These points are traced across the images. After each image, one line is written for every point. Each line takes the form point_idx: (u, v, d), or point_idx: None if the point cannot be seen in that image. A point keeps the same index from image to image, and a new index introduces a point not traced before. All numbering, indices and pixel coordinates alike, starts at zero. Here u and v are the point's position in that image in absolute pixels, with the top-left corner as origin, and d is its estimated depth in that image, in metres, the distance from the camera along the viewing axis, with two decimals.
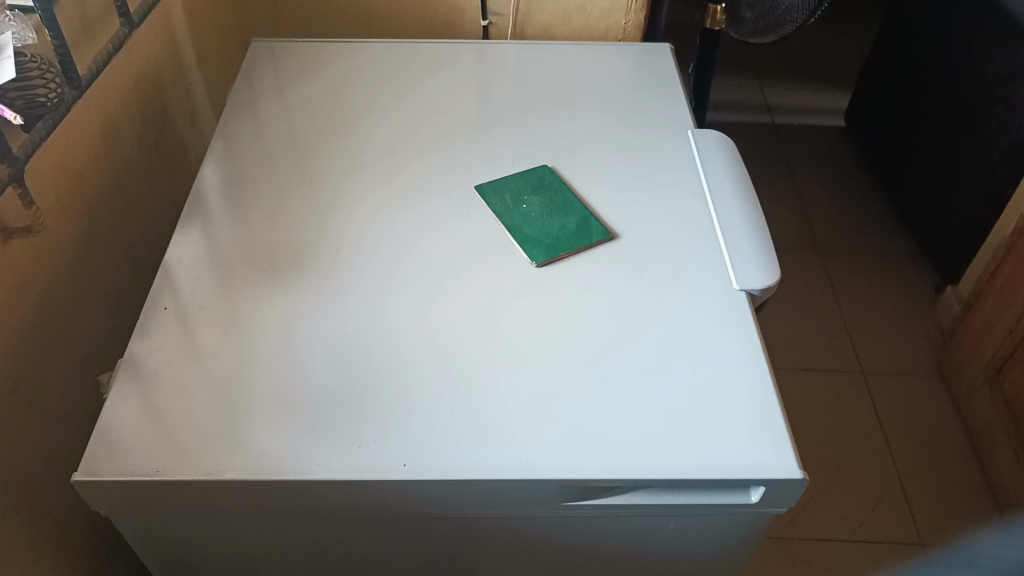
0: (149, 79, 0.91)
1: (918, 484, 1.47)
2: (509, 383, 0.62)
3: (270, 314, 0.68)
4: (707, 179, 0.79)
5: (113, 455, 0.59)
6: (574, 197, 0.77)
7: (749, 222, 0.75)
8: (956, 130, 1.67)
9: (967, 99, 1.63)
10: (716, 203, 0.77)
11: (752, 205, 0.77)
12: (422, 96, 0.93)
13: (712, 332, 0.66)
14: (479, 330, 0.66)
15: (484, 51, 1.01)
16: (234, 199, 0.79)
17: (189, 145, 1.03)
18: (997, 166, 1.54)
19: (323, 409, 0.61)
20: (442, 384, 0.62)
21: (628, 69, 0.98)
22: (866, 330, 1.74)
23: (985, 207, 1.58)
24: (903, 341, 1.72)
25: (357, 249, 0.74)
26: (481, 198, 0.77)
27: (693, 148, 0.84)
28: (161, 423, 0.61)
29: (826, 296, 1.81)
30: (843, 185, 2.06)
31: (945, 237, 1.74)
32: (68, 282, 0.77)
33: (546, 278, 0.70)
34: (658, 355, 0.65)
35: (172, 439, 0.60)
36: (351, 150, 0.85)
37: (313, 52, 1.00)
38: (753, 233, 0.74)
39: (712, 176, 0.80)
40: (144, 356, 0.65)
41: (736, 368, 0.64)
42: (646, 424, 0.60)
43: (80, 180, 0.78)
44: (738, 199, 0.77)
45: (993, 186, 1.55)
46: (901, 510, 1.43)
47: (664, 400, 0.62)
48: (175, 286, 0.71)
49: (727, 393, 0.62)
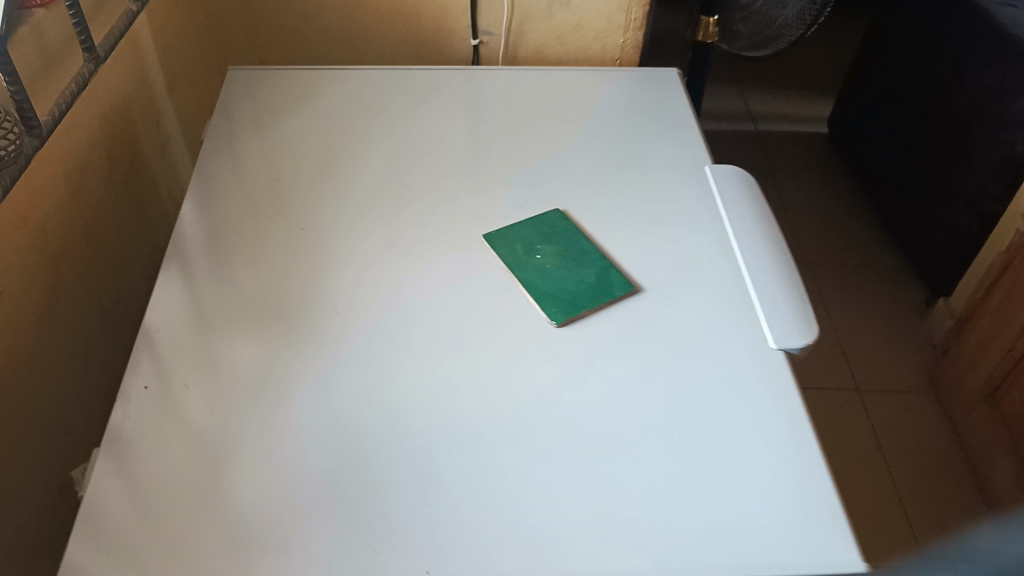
0: (116, 114, 0.82)
1: (918, 503, 1.43)
2: (533, 467, 0.56)
3: (264, 390, 0.61)
4: (731, 221, 0.74)
5: (90, 567, 0.51)
6: (591, 244, 0.71)
7: (779, 270, 0.70)
8: (946, 143, 1.65)
9: (956, 112, 1.61)
10: (743, 248, 0.72)
11: (781, 249, 0.72)
12: (415, 130, 0.87)
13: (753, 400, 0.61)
14: (499, 403, 0.60)
15: (479, 78, 0.95)
16: (217, 253, 0.72)
17: (161, 179, 0.95)
18: (987, 182, 1.51)
19: (329, 505, 0.54)
20: (461, 471, 0.56)
21: (633, 97, 0.92)
22: (860, 346, 1.71)
23: (976, 223, 1.56)
24: (896, 356, 1.69)
25: (356, 310, 0.67)
26: (491, 248, 0.71)
27: (712, 186, 0.78)
28: (144, 530, 0.53)
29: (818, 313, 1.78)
30: (828, 197, 2.04)
31: (936, 250, 1.72)
32: (30, 347, 0.69)
33: (568, 340, 0.64)
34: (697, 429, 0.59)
35: (156, 548, 0.52)
36: (342, 194, 0.78)
37: (296, 81, 0.93)
38: (785, 283, 0.69)
39: (736, 218, 0.74)
40: (123, 447, 0.58)
41: (782, 442, 0.59)
42: (690, 513, 0.54)
43: (41, 233, 0.70)
44: (766, 243, 0.72)
45: (984, 201, 1.52)
46: (904, 534, 1.38)
47: (707, 482, 0.56)
48: (156, 358, 0.63)
49: (776, 473, 0.57)
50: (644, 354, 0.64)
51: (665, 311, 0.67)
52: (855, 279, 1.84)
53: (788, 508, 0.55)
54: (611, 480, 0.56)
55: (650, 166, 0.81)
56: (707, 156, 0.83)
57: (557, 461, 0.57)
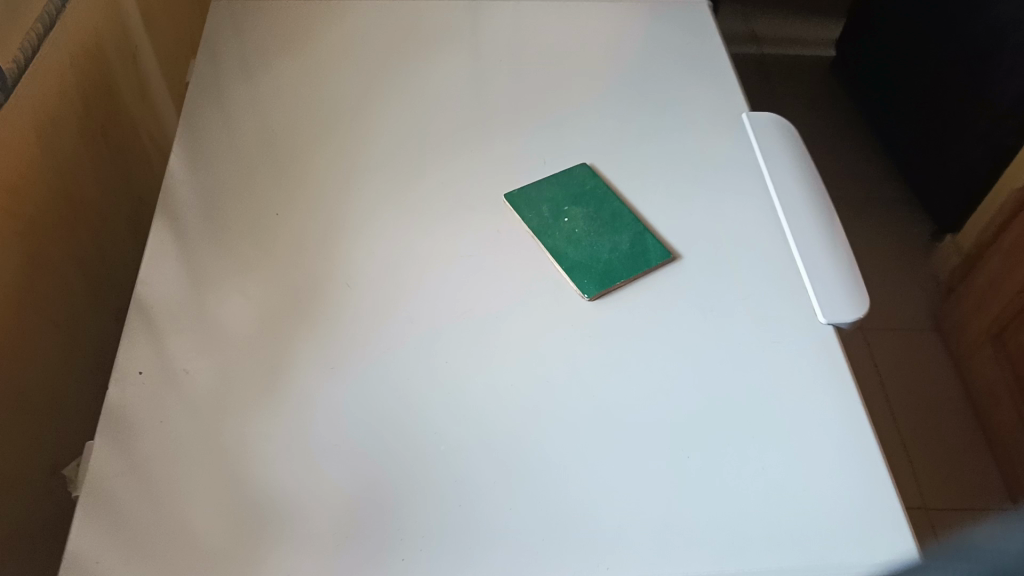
0: (88, 53, 0.74)
1: (921, 442, 1.42)
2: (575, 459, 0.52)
3: (275, 377, 0.56)
4: (775, 188, 0.69)
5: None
6: (623, 206, 0.66)
7: (829, 240, 0.65)
8: (961, 70, 1.57)
9: (974, 39, 1.53)
10: (789, 216, 0.67)
11: (829, 217, 0.67)
12: (424, 78, 0.80)
13: (804, 383, 0.57)
14: (532, 388, 0.55)
15: (487, 12, 0.87)
16: (212, 222, 0.66)
17: (141, 124, 0.87)
18: (1004, 113, 1.45)
19: (352, 513, 0.50)
20: (493, 467, 0.52)
21: (658, 37, 0.85)
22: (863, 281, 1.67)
23: (988, 157, 1.51)
24: (901, 292, 1.65)
25: (370, 284, 0.62)
26: (515, 212, 0.66)
27: (754, 149, 0.73)
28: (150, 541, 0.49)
29: None
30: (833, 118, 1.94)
31: (944, 184, 1.67)
32: (13, 326, 0.63)
33: (603, 315, 0.59)
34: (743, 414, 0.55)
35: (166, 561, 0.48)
36: (348, 154, 0.72)
37: (293, 21, 0.85)
38: (836, 254, 0.64)
39: (780, 183, 0.69)
40: (119, 448, 0.53)
41: (834, 430, 0.55)
42: (740, 512, 0.51)
43: (13, 195, 0.63)
44: (814, 210, 0.67)
45: (1000, 134, 1.47)
46: (906, 476, 1.38)
47: (758, 474, 0.52)
48: (151, 339, 0.58)
49: (832, 463, 0.53)
50: (685, 331, 0.59)
51: (705, 282, 0.62)
52: (859, 213, 1.79)
53: (844, 499, 0.52)
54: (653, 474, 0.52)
55: (682, 122, 0.76)
56: (745, 110, 0.77)
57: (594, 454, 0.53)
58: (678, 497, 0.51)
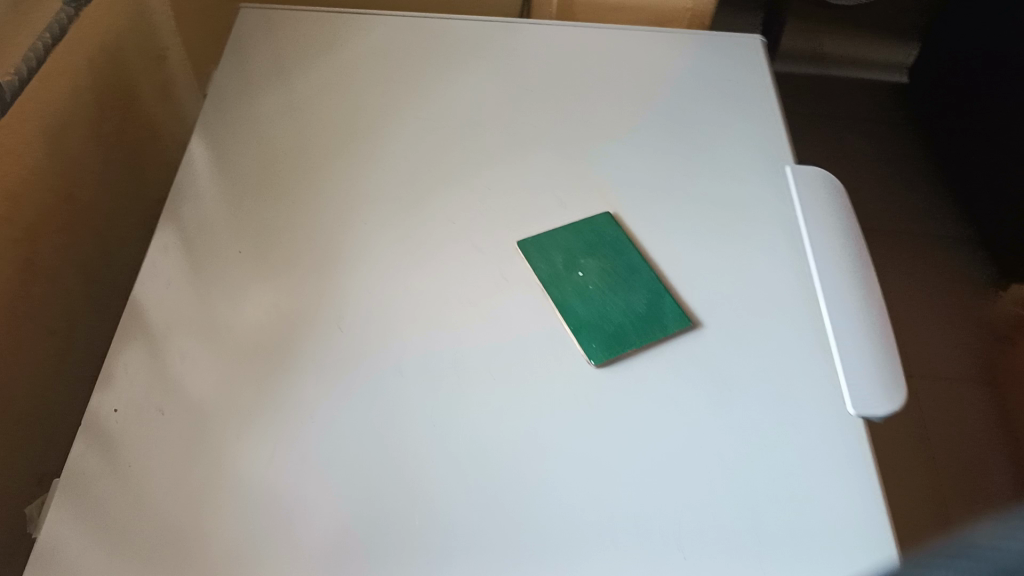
0: (105, 54, 0.73)
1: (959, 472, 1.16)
2: (577, 527, 0.51)
3: (252, 415, 0.56)
4: (813, 254, 0.65)
5: None
6: (642, 260, 0.64)
7: (869, 315, 0.62)
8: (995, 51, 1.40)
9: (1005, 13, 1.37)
10: (824, 287, 0.63)
11: (871, 292, 0.64)
12: (447, 96, 0.78)
13: (824, 470, 0.54)
14: (534, 450, 0.54)
15: (520, 33, 0.85)
16: (211, 249, 0.65)
17: (162, 123, 0.86)
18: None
19: (334, 537, 0.50)
20: (478, 495, 0.52)
21: (697, 66, 0.81)
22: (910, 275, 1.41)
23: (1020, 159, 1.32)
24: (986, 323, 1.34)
25: (362, 315, 0.61)
26: (526, 259, 0.64)
27: (794, 205, 0.69)
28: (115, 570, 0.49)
29: (890, 249, 1.46)
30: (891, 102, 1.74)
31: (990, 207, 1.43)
32: (15, 331, 0.63)
33: (610, 382, 0.57)
34: (733, 492, 0.53)
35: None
36: (360, 175, 0.71)
37: (319, 31, 0.85)
38: (874, 333, 0.61)
39: (822, 247, 0.66)
40: (88, 480, 0.52)
41: (847, 515, 0.52)
42: None
43: (17, 201, 0.62)
44: (855, 285, 0.64)
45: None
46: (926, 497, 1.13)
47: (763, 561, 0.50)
48: (126, 375, 0.57)
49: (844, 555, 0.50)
50: (685, 392, 0.57)
51: (722, 353, 0.59)
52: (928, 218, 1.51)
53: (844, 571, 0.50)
54: (642, 522, 0.51)
55: (713, 164, 0.72)
56: (789, 160, 0.73)
57: (583, 488, 0.53)
58: (663, 550, 0.50)
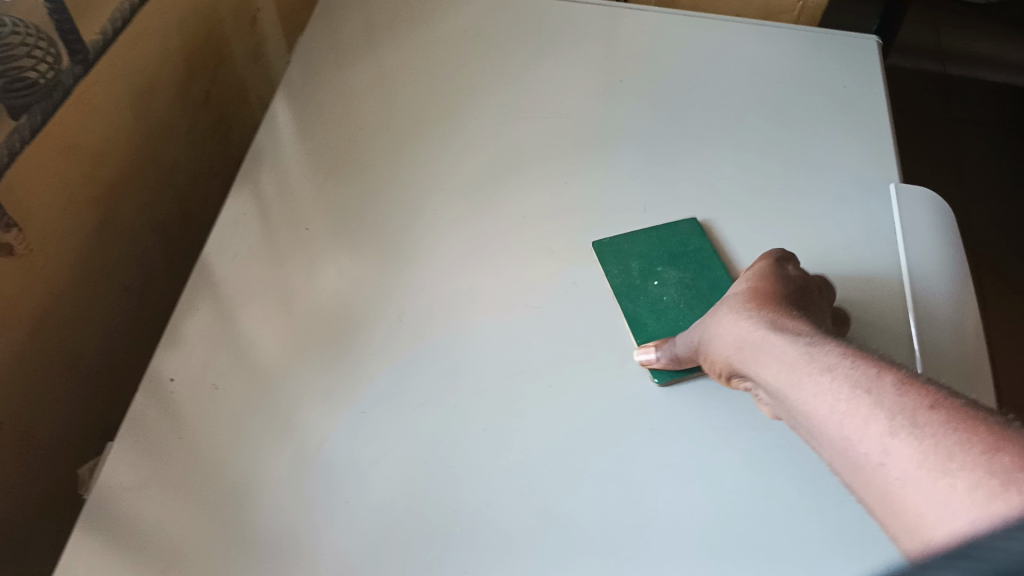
0: (199, 15, 0.73)
1: None
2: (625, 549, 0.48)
3: (308, 399, 0.55)
4: (910, 284, 0.60)
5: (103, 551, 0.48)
6: (726, 275, 0.61)
7: (967, 359, 0.57)
8: None
9: None
10: (920, 323, 0.58)
11: (974, 334, 0.59)
12: (537, 83, 0.75)
13: None
14: (590, 463, 0.52)
15: (624, 21, 0.81)
16: (283, 220, 0.64)
17: (251, 87, 0.87)
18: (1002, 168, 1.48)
19: (374, 532, 0.49)
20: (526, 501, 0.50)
21: (805, 70, 0.76)
22: (1015, 292, 1.30)
23: (1001, 210, 1.41)
24: None
25: (428, 303, 0.60)
26: (600, 263, 0.62)
27: (897, 230, 0.64)
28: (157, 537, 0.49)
29: (1003, 263, 1.34)
30: (1013, 99, 1.59)
31: (1003, 262, 1.34)
32: (90, 287, 0.64)
33: (674, 404, 0.54)
34: (793, 541, 0.49)
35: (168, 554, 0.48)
36: (438, 158, 0.69)
37: (412, 6, 0.83)
38: (971, 378, 0.56)
39: (921, 278, 0.61)
40: (137, 445, 0.52)
41: None
42: None
43: (99, 158, 0.62)
44: (957, 324, 0.59)
45: (1008, 182, 1.46)
46: None
47: None
48: (188, 343, 0.57)
49: None
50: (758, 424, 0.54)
51: None
52: None
53: None
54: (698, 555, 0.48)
55: (813, 177, 0.68)
56: (896, 181, 0.68)
57: (636, 509, 0.50)
58: None
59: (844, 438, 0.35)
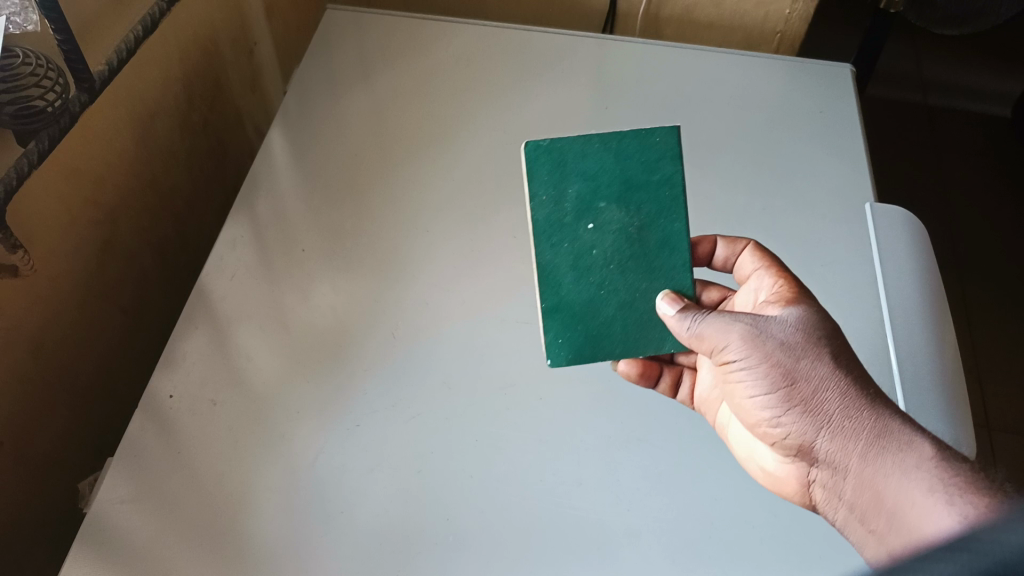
0: (197, 46, 0.76)
1: None
2: (614, 555, 0.50)
3: (302, 414, 0.56)
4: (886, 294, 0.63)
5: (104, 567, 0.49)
6: (681, 231, 0.53)
7: (940, 368, 0.59)
8: None
9: None
10: (896, 334, 0.61)
11: (947, 345, 0.61)
12: (525, 110, 0.78)
13: None
14: (579, 471, 0.53)
15: (610, 51, 0.84)
16: (279, 241, 0.66)
17: (247, 115, 0.89)
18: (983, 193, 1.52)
19: (372, 539, 0.51)
20: (517, 510, 0.52)
21: (783, 96, 0.79)
22: (1000, 317, 1.33)
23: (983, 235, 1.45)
24: None
25: (422, 318, 0.62)
26: (529, 172, 0.51)
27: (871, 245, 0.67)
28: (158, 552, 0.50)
29: (988, 286, 1.37)
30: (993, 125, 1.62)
31: (987, 286, 1.37)
32: (91, 309, 0.65)
33: (657, 414, 0.56)
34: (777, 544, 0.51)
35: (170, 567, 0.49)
36: (430, 182, 0.72)
37: (406, 37, 0.85)
38: (946, 387, 0.58)
39: (897, 294, 0.63)
40: (136, 462, 0.53)
41: None
42: None
43: (99, 184, 0.64)
44: (930, 334, 0.61)
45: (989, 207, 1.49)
46: None
47: None
48: (186, 361, 0.58)
49: None
50: None
51: None
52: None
53: None
54: (686, 560, 0.50)
55: (791, 199, 0.71)
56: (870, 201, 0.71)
57: (624, 516, 0.51)
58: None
59: (904, 487, 0.42)
